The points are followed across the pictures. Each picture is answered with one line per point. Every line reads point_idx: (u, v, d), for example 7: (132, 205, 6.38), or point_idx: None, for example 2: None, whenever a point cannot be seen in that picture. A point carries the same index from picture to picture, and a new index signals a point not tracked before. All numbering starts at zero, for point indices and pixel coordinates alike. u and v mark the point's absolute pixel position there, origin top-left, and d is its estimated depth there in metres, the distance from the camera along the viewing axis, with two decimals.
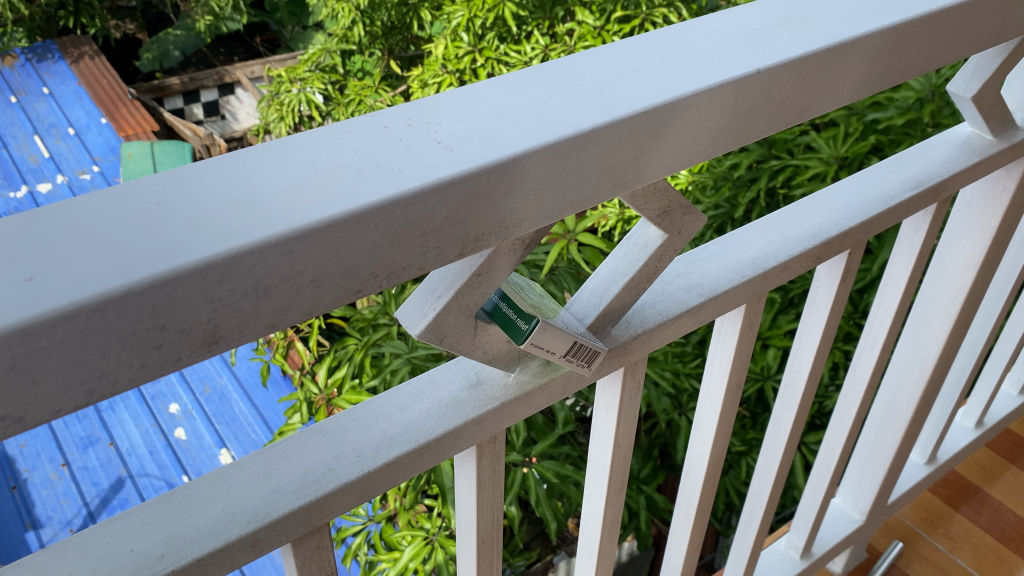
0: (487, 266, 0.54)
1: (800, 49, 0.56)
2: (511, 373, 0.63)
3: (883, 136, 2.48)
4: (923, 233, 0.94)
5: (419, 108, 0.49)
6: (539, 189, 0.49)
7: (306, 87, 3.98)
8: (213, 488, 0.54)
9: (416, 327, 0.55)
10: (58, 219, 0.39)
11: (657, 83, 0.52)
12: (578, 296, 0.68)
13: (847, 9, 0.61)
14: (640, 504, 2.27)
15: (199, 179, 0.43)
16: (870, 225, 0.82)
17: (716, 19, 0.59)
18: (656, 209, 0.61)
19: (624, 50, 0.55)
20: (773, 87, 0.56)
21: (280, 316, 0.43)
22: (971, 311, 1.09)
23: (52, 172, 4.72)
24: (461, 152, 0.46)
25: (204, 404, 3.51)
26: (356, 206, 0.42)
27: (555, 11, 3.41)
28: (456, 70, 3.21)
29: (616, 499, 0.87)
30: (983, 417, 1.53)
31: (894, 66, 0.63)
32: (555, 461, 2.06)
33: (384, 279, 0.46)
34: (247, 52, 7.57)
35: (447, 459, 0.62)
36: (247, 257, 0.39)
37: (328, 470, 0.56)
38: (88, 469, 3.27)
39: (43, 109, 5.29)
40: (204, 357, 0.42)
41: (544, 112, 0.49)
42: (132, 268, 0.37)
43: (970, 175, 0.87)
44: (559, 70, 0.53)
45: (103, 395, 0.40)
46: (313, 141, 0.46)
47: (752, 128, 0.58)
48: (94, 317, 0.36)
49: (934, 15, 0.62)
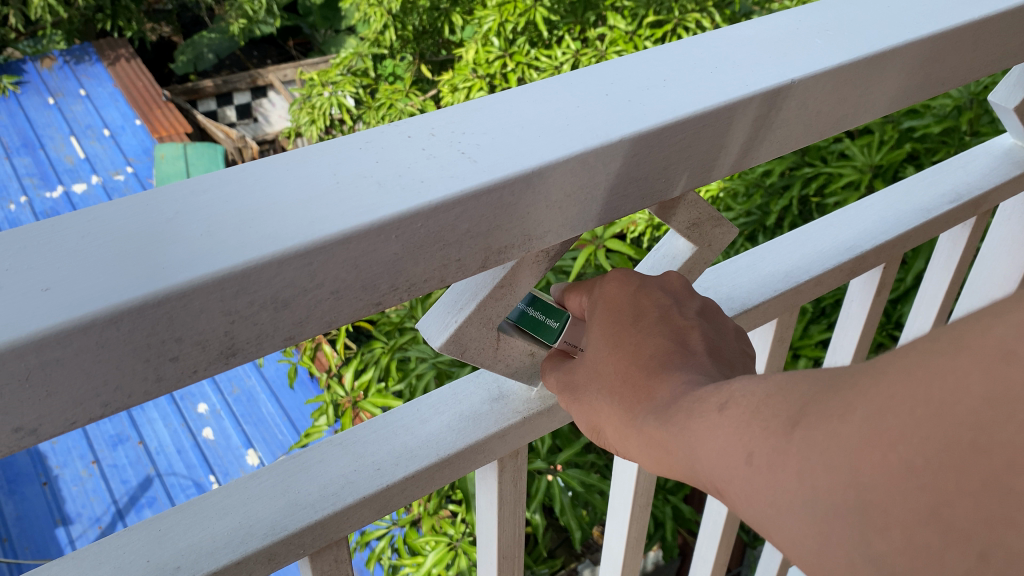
0: (510, 277, 0.53)
1: (838, 57, 0.54)
2: (535, 388, 0.62)
3: (919, 144, 2.44)
4: (961, 247, 0.91)
5: (442, 116, 0.48)
6: (563, 201, 0.48)
7: (337, 91, 4.02)
8: (231, 499, 0.54)
9: (437, 341, 0.54)
10: (77, 229, 0.39)
11: (690, 92, 0.51)
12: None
13: (885, 19, 0.59)
14: (667, 514, 2.25)
15: (223, 189, 0.42)
16: (908, 238, 0.80)
17: (751, 27, 0.57)
18: (687, 221, 0.59)
19: (655, 58, 0.54)
20: (807, 98, 0.54)
21: (300, 329, 0.42)
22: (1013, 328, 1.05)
23: (87, 172, 4.79)
24: (485, 163, 0.45)
25: (233, 404, 3.53)
26: (377, 217, 0.41)
27: (586, 16, 3.39)
28: (486, 74, 3.23)
29: (642, 514, 0.86)
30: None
31: (933, 76, 0.61)
32: (580, 469, 2.05)
33: (405, 292, 0.45)
34: (280, 55, 7.65)
35: (468, 472, 0.61)
36: (266, 268, 0.39)
37: (346, 483, 0.55)
38: (117, 467, 3.31)
39: (80, 111, 5.37)
40: (221, 368, 0.41)
41: (570, 123, 0.48)
42: (144, 279, 0.36)
43: (1009, 188, 0.84)
44: (587, 78, 0.51)
45: (118, 408, 0.39)
46: (335, 150, 0.45)
47: (784, 139, 0.56)
48: (109, 329, 0.36)
49: (979, 23, 0.60)
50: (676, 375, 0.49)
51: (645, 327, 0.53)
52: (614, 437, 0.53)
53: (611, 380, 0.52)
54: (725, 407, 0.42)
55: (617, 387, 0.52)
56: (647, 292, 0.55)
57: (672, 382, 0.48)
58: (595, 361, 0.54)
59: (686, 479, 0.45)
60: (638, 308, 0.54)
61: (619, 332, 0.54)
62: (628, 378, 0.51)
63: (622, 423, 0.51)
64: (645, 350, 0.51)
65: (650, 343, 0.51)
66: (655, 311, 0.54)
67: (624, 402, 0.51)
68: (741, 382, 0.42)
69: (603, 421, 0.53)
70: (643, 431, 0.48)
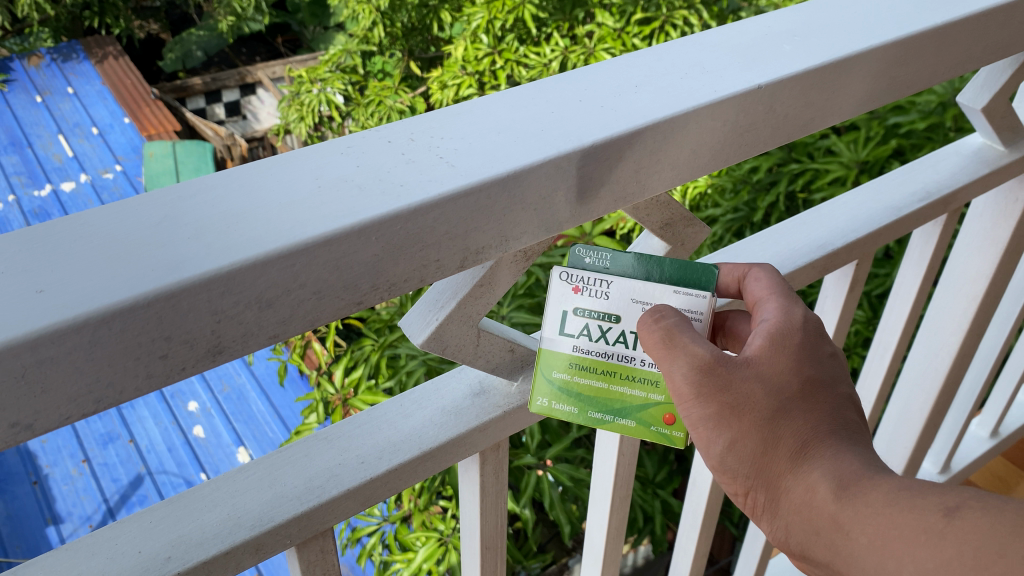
0: (489, 276, 0.55)
1: (802, 63, 0.57)
2: (514, 382, 0.64)
3: (904, 141, 2.46)
4: (933, 244, 0.93)
5: (421, 123, 0.50)
6: (538, 203, 0.50)
7: (326, 88, 4.04)
8: (220, 492, 0.56)
9: (418, 337, 0.56)
10: (70, 232, 0.41)
11: (659, 97, 0.53)
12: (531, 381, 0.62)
13: (849, 25, 0.61)
14: (655, 509, 2.27)
15: (209, 193, 0.44)
16: (879, 235, 0.82)
17: (720, 33, 0.59)
18: (659, 221, 0.62)
19: (625, 65, 0.56)
20: (775, 102, 0.57)
21: (283, 327, 0.44)
22: (984, 321, 1.08)
23: (76, 170, 4.78)
24: (462, 167, 0.46)
25: (223, 402, 3.53)
26: (356, 220, 0.43)
27: (575, 13, 3.42)
28: (475, 71, 3.24)
29: (622, 505, 0.88)
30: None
31: (899, 79, 0.63)
32: (569, 464, 2.07)
33: (385, 291, 0.46)
34: (269, 52, 7.64)
35: (449, 465, 0.63)
36: (250, 269, 0.40)
37: (331, 476, 0.57)
38: (108, 465, 3.32)
39: (68, 109, 5.35)
40: (208, 366, 0.43)
41: (545, 128, 0.50)
42: (135, 280, 0.38)
43: (980, 187, 0.86)
44: (560, 84, 0.53)
45: (110, 404, 0.41)
46: (317, 155, 0.47)
47: (753, 142, 0.58)
48: (101, 328, 0.38)
49: (942, 28, 0.62)
50: (856, 452, 0.54)
51: (839, 394, 0.56)
52: (749, 458, 0.54)
53: (795, 422, 0.54)
54: (954, 516, 0.48)
55: (798, 430, 0.54)
56: (840, 361, 0.58)
57: (853, 457, 0.53)
58: (777, 384, 0.55)
59: (830, 546, 0.52)
60: (836, 370, 0.57)
61: (815, 383, 0.56)
62: (817, 432, 0.54)
63: (786, 461, 0.54)
64: (841, 420, 0.55)
65: (842, 413, 0.55)
66: (844, 383, 0.57)
67: (800, 446, 0.54)
68: (974, 495, 0.49)
69: (749, 438, 0.54)
70: (811, 487, 0.53)
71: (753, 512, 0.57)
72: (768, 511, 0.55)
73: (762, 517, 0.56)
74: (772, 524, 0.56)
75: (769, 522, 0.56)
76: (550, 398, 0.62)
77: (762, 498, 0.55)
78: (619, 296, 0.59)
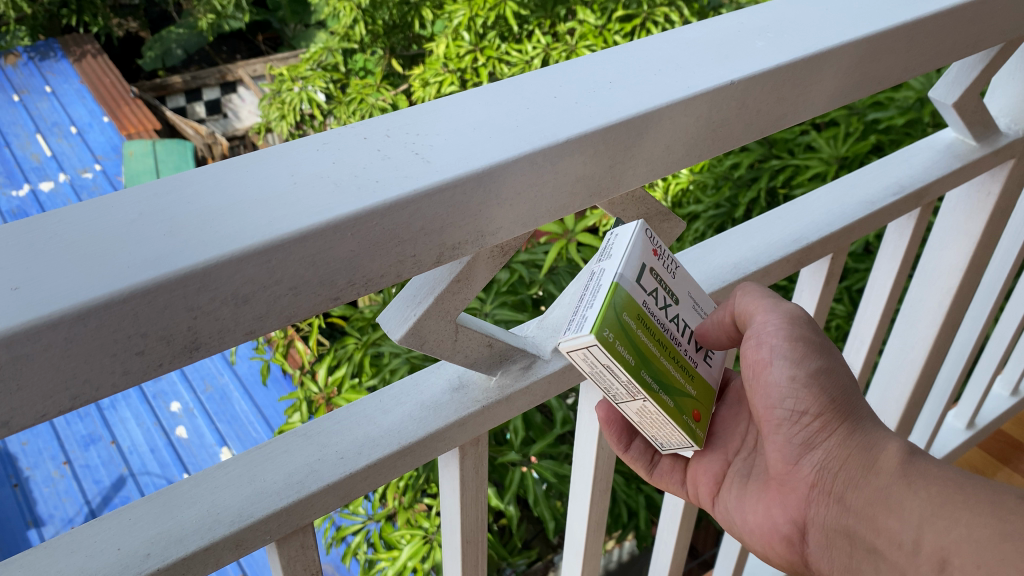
0: (466, 272, 0.55)
1: (774, 60, 0.57)
2: (492, 377, 0.64)
3: (883, 136, 2.48)
4: (907, 238, 0.95)
5: (396, 119, 0.50)
6: (515, 198, 0.50)
7: (308, 86, 4.03)
8: (199, 488, 0.56)
9: (396, 333, 0.56)
10: (44, 230, 0.41)
11: (633, 94, 0.53)
12: (599, 310, 0.54)
13: (818, 21, 0.61)
14: (639, 504, 2.28)
15: (183, 189, 0.44)
16: (853, 230, 0.83)
17: (693, 30, 0.60)
18: (635, 216, 0.63)
19: (599, 62, 0.56)
20: (747, 98, 0.57)
21: (260, 323, 0.44)
22: (959, 314, 1.09)
23: (54, 170, 4.73)
24: (438, 163, 0.47)
25: (206, 402, 3.51)
26: (331, 216, 0.43)
27: (556, 10, 3.43)
28: (458, 69, 3.24)
29: (602, 499, 0.88)
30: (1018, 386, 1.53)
31: (871, 75, 0.64)
32: (553, 461, 2.08)
33: (362, 287, 0.47)
34: (249, 50, 7.60)
35: (429, 460, 0.63)
36: (226, 266, 0.41)
37: (311, 471, 0.58)
38: (90, 467, 3.29)
39: (46, 108, 5.30)
40: (184, 363, 0.43)
41: (520, 124, 0.50)
42: (109, 277, 0.38)
43: (952, 181, 0.88)
44: (536, 81, 0.54)
45: (86, 400, 0.41)
46: (293, 151, 0.47)
47: (727, 137, 0.59)
48: (76, 325, 0.38)
49: (912, 25, 0.63)
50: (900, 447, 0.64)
51: None
52: (837, 382, 0.62)
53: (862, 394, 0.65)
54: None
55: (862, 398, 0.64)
56: None
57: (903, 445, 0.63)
58: None
59: (894, 487, 0.59)
60: None
61: None
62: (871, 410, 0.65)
63: (863, 412, 0.63)
64: None
65: None
66: None
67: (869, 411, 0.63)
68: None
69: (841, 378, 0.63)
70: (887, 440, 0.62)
71: (811, 437, 0.62)
72: (835, 438, 0.62)
73: (819, 442, 0.62)
74: (829, 450, 0.62)
75: (828, 449, 0.62)
76: (614, 333, 0.54)
77: (835, 427, 0.62)
78: (680, 281, 0.64)
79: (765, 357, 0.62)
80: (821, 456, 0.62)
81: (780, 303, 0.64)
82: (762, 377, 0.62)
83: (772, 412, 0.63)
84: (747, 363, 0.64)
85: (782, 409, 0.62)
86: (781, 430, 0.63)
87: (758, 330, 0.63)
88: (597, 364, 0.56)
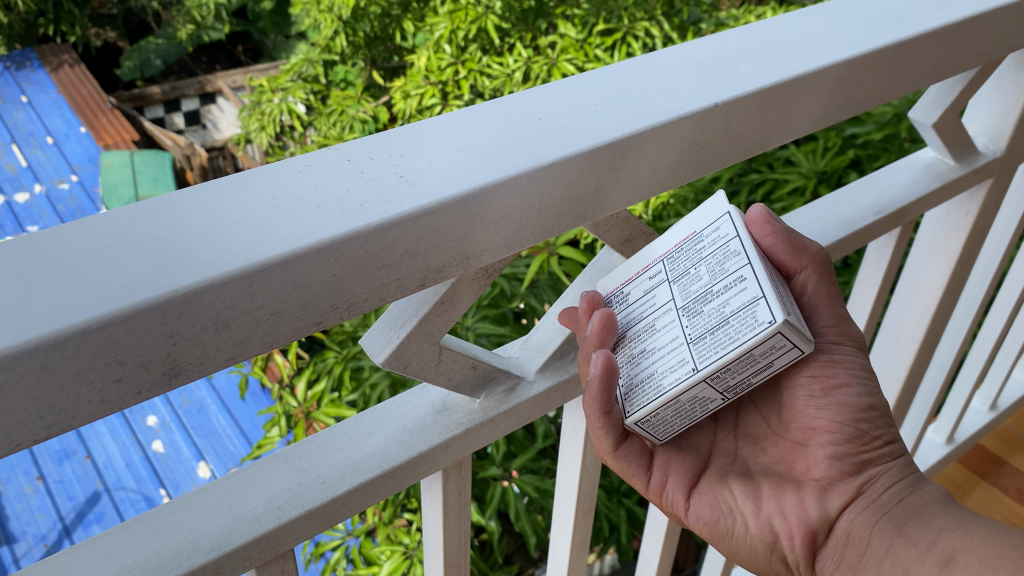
0: (450, 294, 0.55)
1: (757, 82, 0.57)
2: (477, 399, 0.64)
3: (860, 151, 2.51)
4: (888, 256, 0.95)
5: (381, 140, 0.50)
6: (499, 220, 0.50)
7: (288, 97, 4.05)
8: (177, 514, 0.55)
9: (379, 356, 0.56)
10: (20, 254, 0.40)
11: (617, 117, 0.53)
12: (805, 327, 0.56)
13: (801, 44, 0.62)
14: (621, 518, 2.28)
15: (163, 213, 0.43)
16: (835, 249, 0.84)
17: (677, 51, 0.60)
18: (619, 237, 0.63)
19: (583, 84, 0.56)
20: (731, 119, 0.57)
21: (240, 349, 0.43)
22: (938, 331, 1.10)
23: (30, 181, 4.67)
24: (422, 185, 0.46)
25: (183, 416, 3.47)
26: (315, 240, 0.42)
27: (537, 23, 3.43)
28: (439, 81, 3.24)
29: (585, 519, 0.88)
30: (996, 401, 1.54)
31: (852, 97, 0.64)
32: (535, 475, 2.07)
33: (344, 311, 0.46)
34: (229, 61, 7.57)
35: (412, 483, 0.62)
36: (206, 292, 0.40)
37: (292, 496, 0.57)
38: (64, 483, 3.24)
39: (21, 118, 5.24)
40: (163, 390, 0.42)
41: (505, 146, 0.50)
42: (86, 304, 0.38)
43: (932, 201, 0.88)
44: (519, 103, 0.54)
45: (62, 429, 0.40)
46: (276, 173, 0.47)
47: (711, 159, 0.59)
48: (52, 353, 0.37)
49: (892, 48, 0.64)
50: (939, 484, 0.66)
51: None
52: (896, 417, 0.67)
53: None
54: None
55: None
56: None
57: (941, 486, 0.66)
58: None
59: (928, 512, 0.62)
60: None
61: None
62: None
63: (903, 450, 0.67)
64: None
65: None
66: None
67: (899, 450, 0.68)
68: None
69: None
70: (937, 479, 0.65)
71: (872, 456, 0.65)
72: (893, 460, 0.66)
73: (878, 459, 0.65)
74: (885, 469, 0.65)
75: (883, 467, 0.65)
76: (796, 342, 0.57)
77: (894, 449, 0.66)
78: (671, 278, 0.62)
79: (844, 377, 0.64)
80: (875, 474, 0.65)
81: (848, 320, 0.66)
82: (837, 395, 0.64)
83: (842, 427, 0.65)
84: (814, 375, 0.65)
85: (854, 427, 0.65)
86: (843, 442, 0.65)
87: (835, 350, 0.64)
88: (764, 358, 0.56)
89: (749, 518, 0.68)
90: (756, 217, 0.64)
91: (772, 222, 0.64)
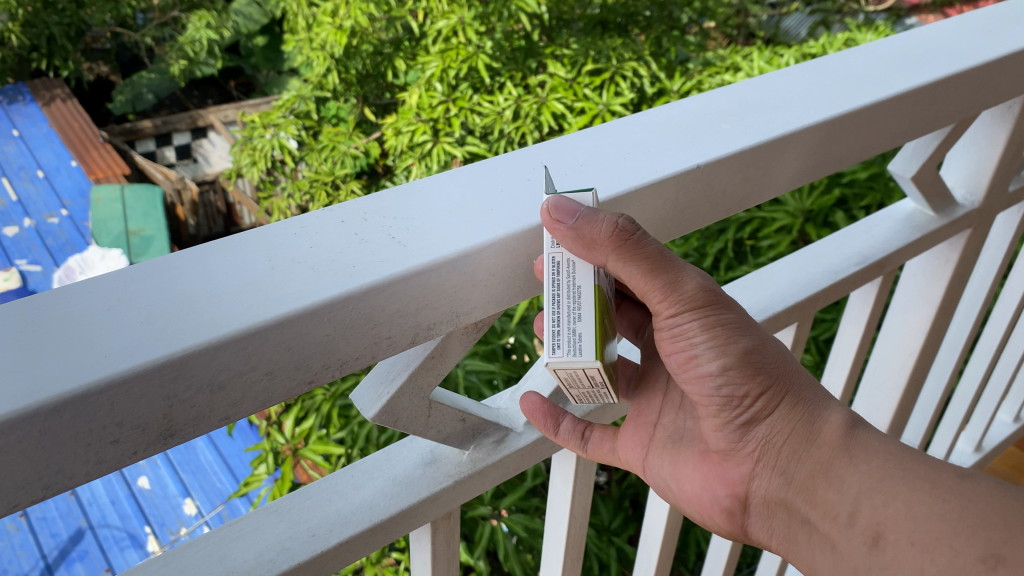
0: (441, 349, 0.56)
1: (738, 143, 0.59)
2: (466, 451, 0.65)
3: (846, 190, 2.54)
4: (870, 304, 0.97)
5: (374, 202, 0.51)
6: (488, 279, 0.51)
7: (279, 132, 4.08)
8: (167, 568, 0.55)
9: (370, 411, 0.57)
10: (21, 317, 0.41)
11: (603, 178, 0.55)
12: (592, 329, 0.50)
13: (782, 106, 0.64)
14: (610, 556, 2.26)
15: (163, 275, 0.45)
16: (818, 298, 0.85)
17: (662, 113, 0.62)
18: None
19: (570, 145, 0.58)
20: (713, 180, 0.59)
21: (235, 409, 0.44)
22: (922, 375, 1.11)
23: (19, 215, 4.67)
24: (413, 247, 0.48)
25: (170, 451, 3.44)
26: (309, 302, 0.43)
27: (527, 63, 3.47)
28: (430, 118, 3.28)
29: (574, 566, 0.88)
30: (982, 441, 1.55)
31: (832, 154, 0.66)
32: (524, 515, 2.06)
33: (337, 370, 0.47)
34: (221, 95, 7.63)
35: (402, 535, 0.63)
36: (202, 354, 0.41)
37: (282, 549, 0.57)
38: (47, 519, 3.20)
39: (13, 151, 5.26)
40: (159, 450, 0.43)
41: (494, 207, 0.51)
42: (88, 367, 0.39)
43: (912, 250, 0.90)
44: (507, 165, 0.55)
45: (59, 489, 0.40)
46: (272, 236, 0.48)
47: (694, 217, 0.61)
48: (52, 418, 0.38)
49: (870, 108, 0.66)
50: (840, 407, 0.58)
51: None
52: (772, 356, 0.57)
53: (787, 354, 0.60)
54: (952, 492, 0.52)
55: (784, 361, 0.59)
56: None
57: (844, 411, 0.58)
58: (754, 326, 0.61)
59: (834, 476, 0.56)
60: None
61: None
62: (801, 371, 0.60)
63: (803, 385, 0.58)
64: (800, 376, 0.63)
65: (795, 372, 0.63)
66: None
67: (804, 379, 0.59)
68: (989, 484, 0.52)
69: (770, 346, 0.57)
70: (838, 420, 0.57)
71: (751, 416, 0.58)
72: (779, 412, 0.58)
73: (762, 418, 0.58)
74: (769, 428, 0.58)
75: (769, 424, 0.58)
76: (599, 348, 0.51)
77: (773, 404, 0.57)
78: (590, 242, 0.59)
79: (688, 349, 0.56)
80: (760, 436, 0.58)
81: (682, 265, 0.54)
82: (690, 369, 0.56)
83: (708, 398, 0.58)
84: (667, 351, 0.57)
85: (718, 398, 0.57)
86: (718, 413, 0.58)
87: (674, 321, 0.55)
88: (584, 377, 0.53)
89: (681, 493, 0.66)
90: (546, 213, 0.50)
91: (560, 206, 0.49)
